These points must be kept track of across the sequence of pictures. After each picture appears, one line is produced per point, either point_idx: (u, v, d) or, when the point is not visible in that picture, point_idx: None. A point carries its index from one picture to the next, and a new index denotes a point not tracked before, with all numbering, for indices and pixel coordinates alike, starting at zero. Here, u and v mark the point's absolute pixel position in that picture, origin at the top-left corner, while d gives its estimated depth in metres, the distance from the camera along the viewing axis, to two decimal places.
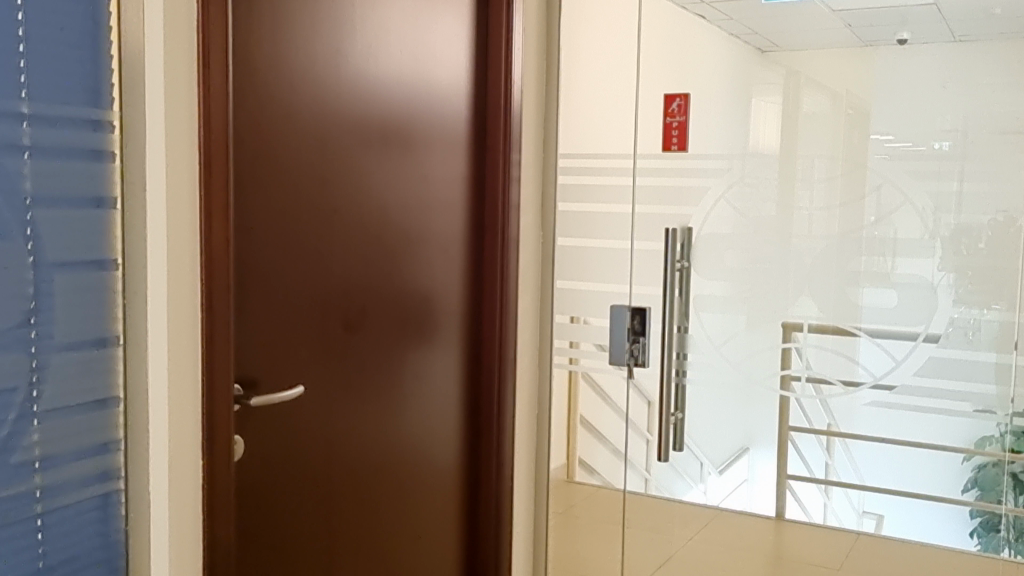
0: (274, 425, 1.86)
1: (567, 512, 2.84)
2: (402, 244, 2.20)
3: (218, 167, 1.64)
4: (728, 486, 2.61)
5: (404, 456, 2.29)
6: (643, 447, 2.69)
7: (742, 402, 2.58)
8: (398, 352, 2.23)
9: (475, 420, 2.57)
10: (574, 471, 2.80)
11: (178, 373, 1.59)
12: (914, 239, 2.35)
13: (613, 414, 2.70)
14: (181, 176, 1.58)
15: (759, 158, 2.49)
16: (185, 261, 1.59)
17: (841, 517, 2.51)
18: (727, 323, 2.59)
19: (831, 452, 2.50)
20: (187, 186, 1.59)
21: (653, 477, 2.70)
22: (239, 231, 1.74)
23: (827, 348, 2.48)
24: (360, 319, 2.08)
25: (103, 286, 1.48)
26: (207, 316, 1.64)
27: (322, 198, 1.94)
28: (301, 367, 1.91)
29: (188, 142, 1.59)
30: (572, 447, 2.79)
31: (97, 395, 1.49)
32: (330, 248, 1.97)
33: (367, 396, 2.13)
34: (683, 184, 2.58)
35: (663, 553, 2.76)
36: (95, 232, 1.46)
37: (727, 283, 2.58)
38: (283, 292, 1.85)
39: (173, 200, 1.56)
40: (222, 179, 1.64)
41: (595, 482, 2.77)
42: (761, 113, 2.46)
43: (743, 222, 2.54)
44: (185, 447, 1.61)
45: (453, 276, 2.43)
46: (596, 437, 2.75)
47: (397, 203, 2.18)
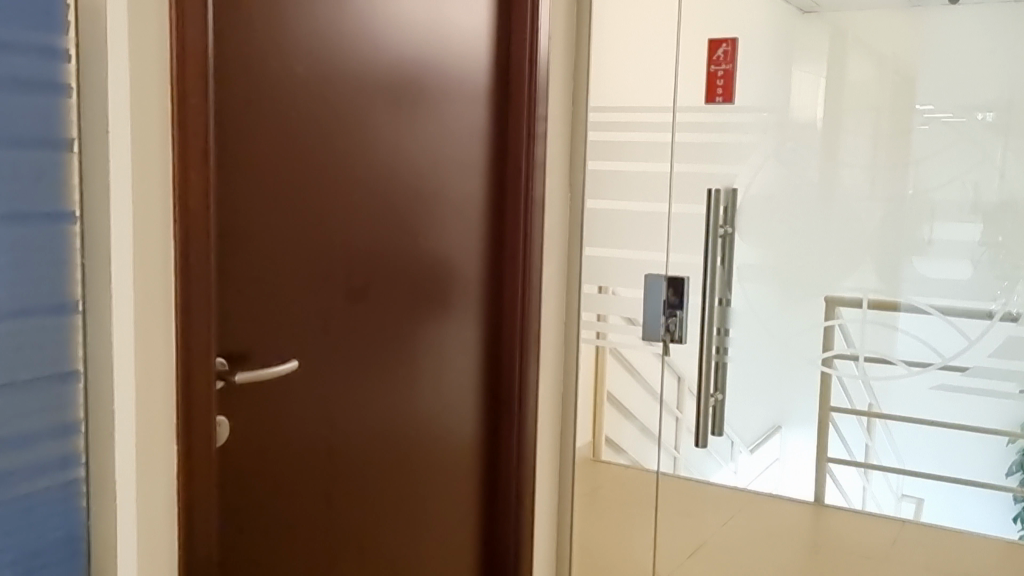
0: (266, 407, 1.65)
1: (592, 492, 2.54)
2: (411, 205, 1.98)
3: (196, 111, 1.42)
4: (758, 465, 2.62)
5: (415, 440, 2.08)
6: (673, 425, 2.57)
7: (779, 379, 2.54)
8: (407, 326, 2.01)
9: (494, 399, 2.35)
10: (599, 450, 2.52)
11: (148, 342, 1.39)
12: (954, 202, 2.36)
13: (644, 391, 2.50)
14: (151, 117, 1.36)
15: (802, 129, 2.48)
16: (154, 213, 1.38)
17: (879, 500, 2.62)
18: (761, 295, 2.50)
19: (871, 434, 2.59)
20: (158, 127, 1.37)
21: (682, 456, 2.62)
22: (221, 182, 1.51)
23: (877, 323, 2.47)
24: (364, 289, 1.86)
25: (59, 243, 1.25)
26: (184, 278, 1.43)
27: (319, 150, 1.71)
28: (296, 341, 1.69)
29: (157, 76, 1.37)
30: (598, 425, 2.53)
31: (53, 369, 1.27)
32: (329, 208, 1.74)
33: (370, 375, 1.91)
34: (716, 143, 2.42)
35: (698, 538, 2.62)
36: (48, 179, 1.23)
37: (767, 252, 2.49)
38: (274, 257, 1.63)
39: (140, 143, 1.35)
40: (200, 124, 1.43)
41: (623, 461, 2.56)
42: (801, 88, 2.50)
43: (786, 186, 2.47)
44: (156, 429, 1.42)
45: (471, 240, 2.21)
46: (624, 415, 2.52)
47: (408, 159, 1.95)
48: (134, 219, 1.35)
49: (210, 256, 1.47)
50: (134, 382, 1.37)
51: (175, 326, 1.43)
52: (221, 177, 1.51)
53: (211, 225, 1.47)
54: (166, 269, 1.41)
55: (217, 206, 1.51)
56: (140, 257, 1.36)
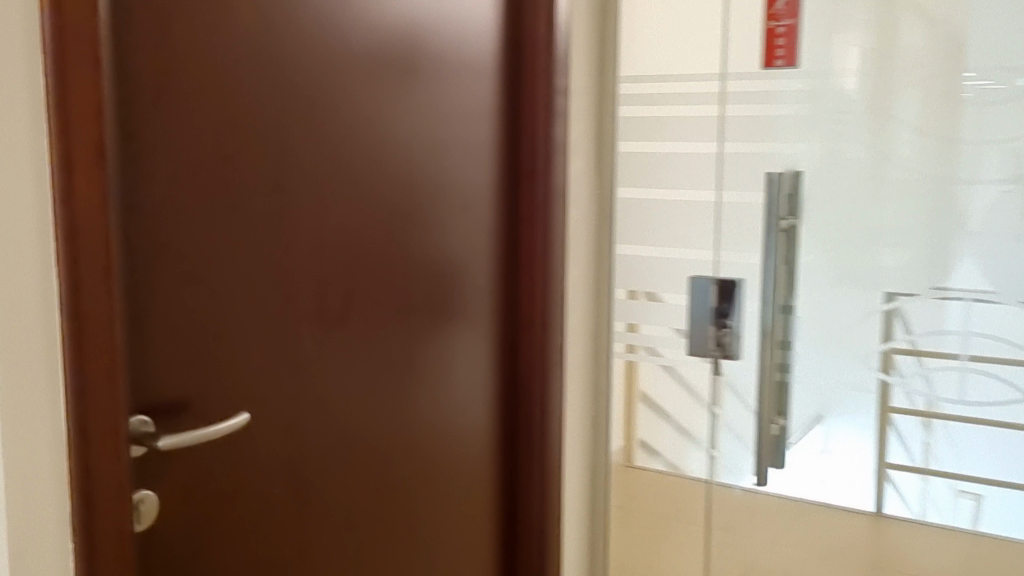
0: (211, 471, 1.26)
1: (628, 505, 2.17)
2: (400, 205, 1.59)
3: (84, 86, 1.00)
4: (804, 461, 2.07)
5: (416, 486, 1.70)
6: (708, 421, 2.09)
7: (836, 380, 2.02)
8: (399, 354, 1.62)
9: (511, 428, 1.97)
10: (633, 454, 2.14)
11: (24, 422, 0.99)
12: (996, 172, 1.82)
13: (683, 393, 2.08)
14: (19, 106, 0.96)
15: (832, 86, 1.94)
16: (25, 240, 0.98)
17: (941, 510, 1.99)
18: (810, 293, 2.02)
19: (931, 432, 1.95)
20: (26, 119, 0.97)
21: (720, 455, 2.10)
22: (128, 187, 1.10)
23: (936, 327, 1.90)
24: (339, 312, 1.47)
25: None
26: (73, 328, 1.02)
27: (272, 139, 1.31)
28: (247, 387, 1.31)
29: (23, 49, 0.96)
30: (631, 427, 2.13)
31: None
32: (288, 214, 1.35)
33: (355, 416, 1.52)
34: (763, 114, 1.97)
35: (743, 561, 2.15)
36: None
37: (808, 240, 2.00)
38: (212, 280, 1.24)
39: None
40: (91, 106, 1.01)
41: (659, 467, 2.13)
42: (839, 48, 1.92)
43: (827, 159, 1.96)
44: (41, 538, 1.01)
45: (479, 238, 1.82)
46: (659, 414, 2.10)
47: (394, 147, 1.55)
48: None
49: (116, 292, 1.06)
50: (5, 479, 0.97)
51: (66, 395, 1.02)
52: (128, 181, 1.10)
53: (115, 250, 1.05)
54: (49, 319, 1.01)
55: (123, 220, 1.10)
56: (6, 297, 0.96)
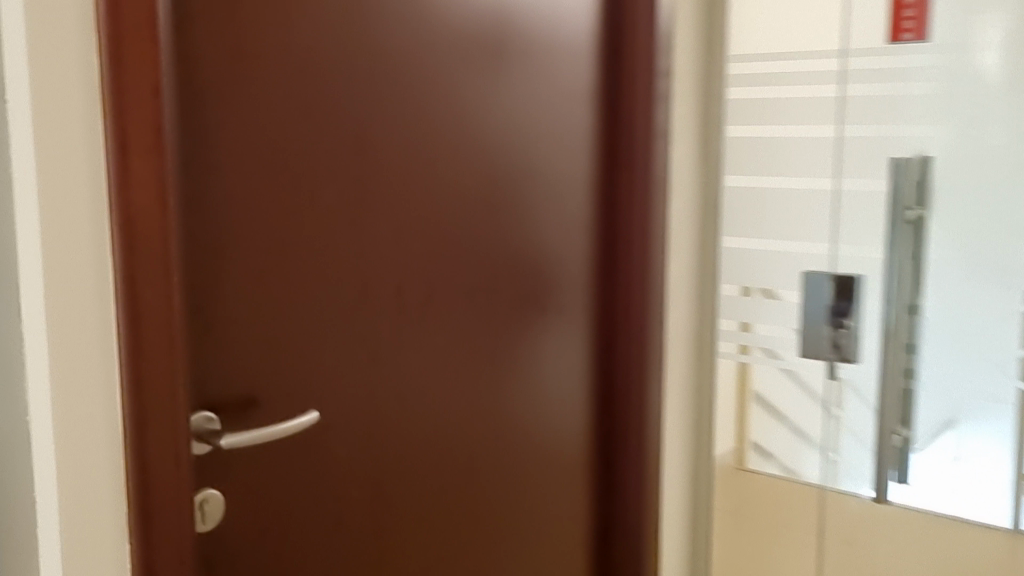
0: (280, 470, 1.20)
1: (737, 508, 2.03)
2: (486, 193, 1.49)
3: (140, 63, 0.95)
4: (938, 475, 1.88)
5: (501, 491, 1.61)
6: (829, 422, 1.94)
7: (987, 392, 1.81)
8: (484, 351, 1.54)
9: (604, 431, 1.86)
10: (745, 456, 2.00)
11: (78, 417, 0.94)
12: None
13: (799, 391, 1.94)
14: (72, 86, 0.91)
15: (975, 60, 1.74)
16: (79, 228, 0.93)
17: None
18: (948, 288, 1.81)
19: None
20: (79, 100, 0.92)
21: (841, 460, 1.95)
22: (190, 172, 1.05)
23: None
24: (419, 306, 1.39)
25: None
26: (130, 320, 0.97)
27: (347, 122, 1.24)
28: (318, 384, 1.24)
29: (77, 26, 0.91)
30: (744, 426, 1.99)
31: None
32: (364, 203, 1.28)
33: (437, 415, 1.45)
34: (890, 94, 1.79)
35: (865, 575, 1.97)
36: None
37: (942, 231, 1.81)
38: (281, 271, 1.18)
39: (47, 122, 0.89)
40: (148, 85, 0.96)
41: (773, 471, 1.99)
42: (977, 23, 1.73)
43: (964, 139, 1.77)
44: (96, 538, 0.97)
45: (574, 229, 1.72)
46: (773, 415, 1.97)
47: (481, 132, 1.47)
48: (38, 235, 0.90)
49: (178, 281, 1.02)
50: (58, 477, 0.93)
51: (123, 391, 0.98)
52: (191, 167, 1.05)
53: (173, 237, 1.00)
54: (105, 310, 0.96)
55: (185, 208, 1.05)
56: (59, 284, 0.92)
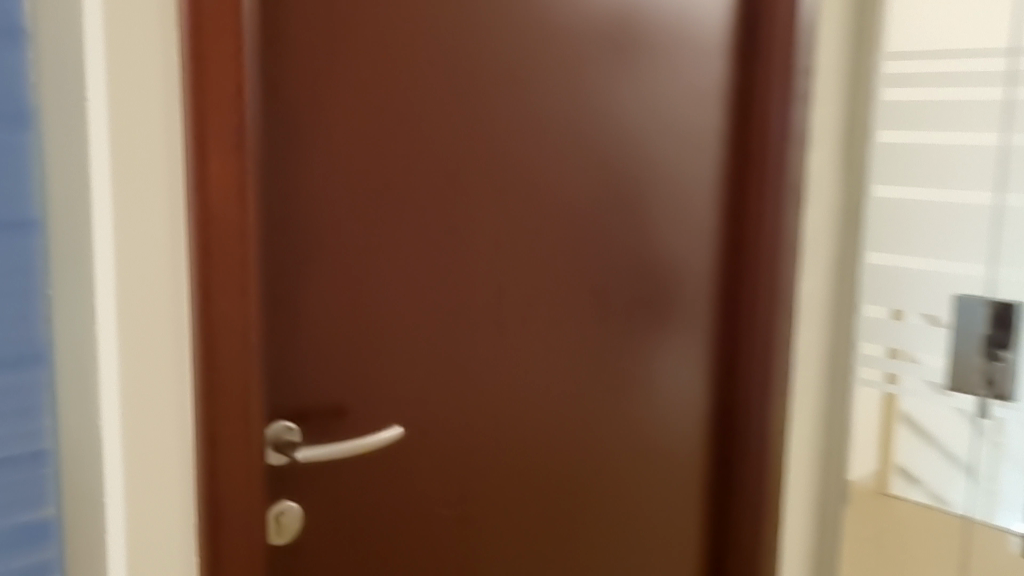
0: (360, 483, 1.16)
1: (875, 535, 1.87)
2: (600, 200, 1.39)
3: (224, 58, 0.91)
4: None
5: (604, 515, 1.51)
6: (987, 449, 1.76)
7: None
8: (593, 367, 1.44)
9: (720, 456, 1.73)
10: (887, 480, 1.84)
11: (148, 423, 0.92)
12: None
13: (954, 416, 1.77)
14: (152, 85, 0.88)
15: None
16: (154, 230, 0.90)
17: None
18: None
19: None
20: (158, 98, 0.89)
21: (999, 493, 1.75)
22: (272, 173, 1.02)
23: None
24: (519, 319, 1.31)
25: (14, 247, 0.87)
26: (205, 327, 0.94)
27: (446, 124, 1.17)
28: (404, 398, 1.19)
29: (159, 23, 0.88)
30: (887, 449, 1.83)
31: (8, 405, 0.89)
32: (461, 209, 1.21)
33: (534, 434, 1.37)
34: None
35: None
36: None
37: None
38: (368, 279, 1.13)
39: (124, 122, 0.87)
40: (232, 80, 0.92)
41: (919, 499, 1.82)
42: None
43: None
44: (164, 548, 0.95)
45: (698, 237, 1.59)
46: (925, 440, 1.81)
47: (596, 134, 1.37)
48: (111, 237, 0.88)
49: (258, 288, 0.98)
50: (125, 484, 0.91)
51: (195, 398, 0.95)
52: (274, 167, 1.02)
53: (254, 242, 0.96)
54: (179, 315, 0.93)
55: (266, 210, 1.01)
56: (132, 283, 0.89)
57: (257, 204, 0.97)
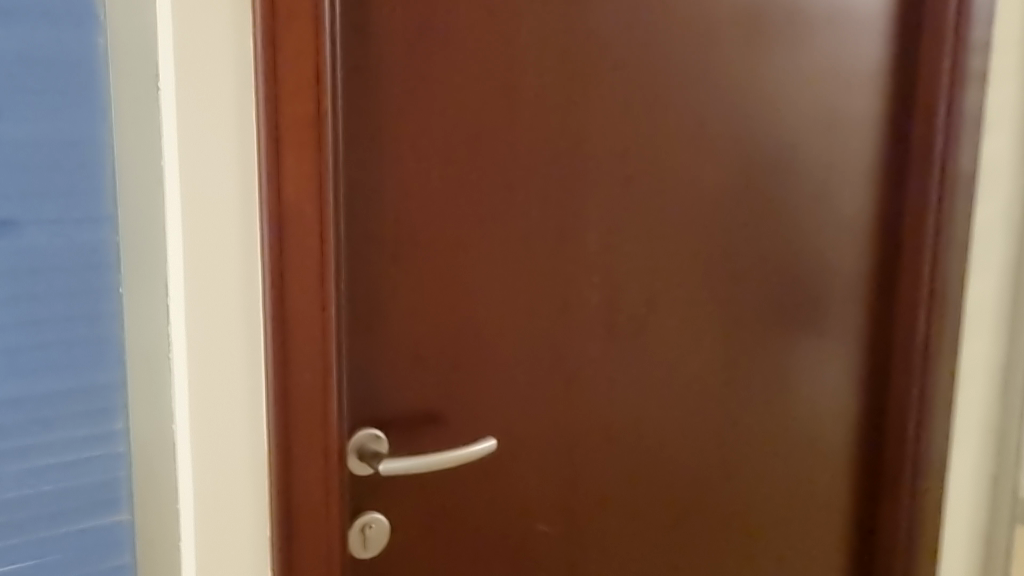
0: (453, 497, 1.08)
1: None
2: (729, 192, 1.25)
3: (301, 44, 0.84)
4: None
5: (729, 539, 1.38)
6: None
7: None
8: (717, 378, 1.30)
9: (872, 482, 1.54)
10: None
11: (218, 432, 0.87)
12: None
13: None
14: (223, 72, 0.83)
15: None
16: (227, 228, 0.85)
17: None
18: None
19: None
20: (230, 87, 0.83)
21: None
22: (355, 165, 0.94)
23: None
24: (632, 324, 1.19)
25: (83, 247, 0.87)
26: (279, 331, 0.88)
27: (550, 110, 1.06)
28: (500, 408, 1.10)
29: (231, 5, 0.82)
30: None
31: (79, 399, 0.90)
32: (566, 204, 1.10)
33: (648, 450, 1.25)
34: None
35: None
36: (69, 144, 0.86)
37: None
38: (461, 279, 1.04)
39: (192, 112, 0.82)
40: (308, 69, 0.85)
41: None
42: None
43: None
44: (236, 562, 0.90)
45: (849, 235, 1.41)
46: None
47: (726, 120, 1.22)
48: (180, 234, 0.83)
49: (338, 290, 0.91)
50: (195, 494, 0.87)
51: (270, 406, 0.89)
52: (358, 159, 0.94)
53: (333, 241, 0.89)
54: (254, 318, 0.88)
55: (347, 206, 0.94)
56: (204, 285, 0.84)
57: (337, 199, 0.90)
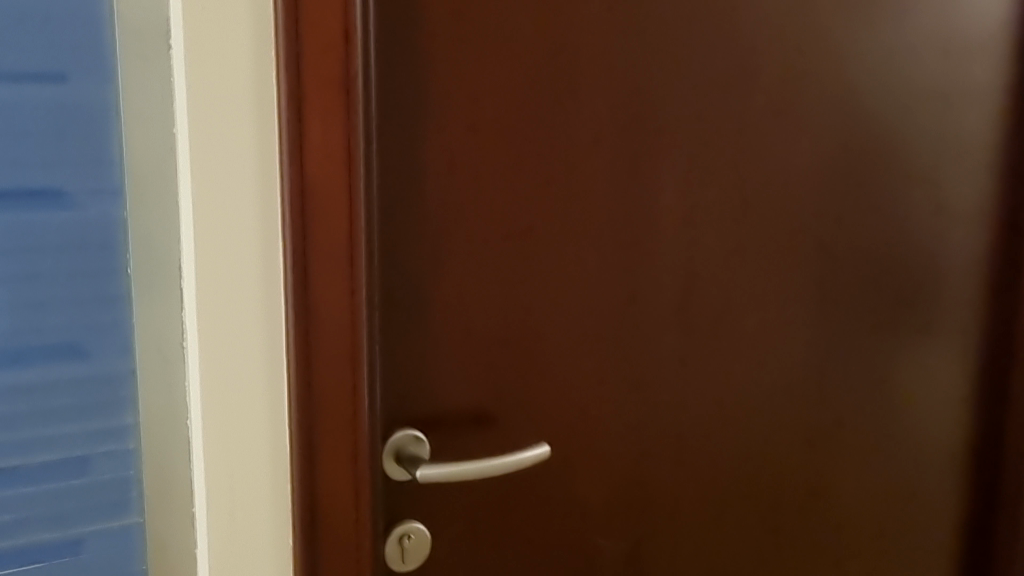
0: (502, 505, 0.98)
1: None
2: (823, 175, 1.11)
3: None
4: None
5: (816, 560, 1.24)
6: None
7: None
8: (805, 383, 1.16)
9: (986, 502, 1.36)
10: None
11: (233, 431, 0.78)
12: None
13: None
14: (238, 27, 0.73)
15: None
16: (241, 203, 0.76)
17: None
18: None
19: None
20: (246, 43, 0.74)
21: None
22: (391, 137, 0.84)
23: None
24: (708, 321, 1.07)
25: (83, 211, 0.86)
26: (301, 322, 0.78)
27: (616, 79, 0.94)
28: (555, 411, 0.99)
29: None
30: None
31: (77, 363, 0.88)
32: (633, 185, 0.98)
33: (725, 458, 1.12)
34: None
35: None
36: (67, 106, 0.84)
37: None
38: (512, 268, 0.93)
39: (203, 69, 0.72)
40: (332, 25, 0.76)
41: None
42: None
43: None
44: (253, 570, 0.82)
45: (967, 226, 1.23)
46: None
47: (822, 92, 1.08)
48: (190, 209, 0.74)
49: (370, 278, 0.81)
50: (208, 494, 0.79)
51: (291, 403, 0.80)
52: (395, 132, 0.84)
53: (364, 222, 0.80)
54: (274, 304, 0.78)
55: (383, 180, 0.84)
56: (217, 266, 0.75)
57: (370, 175, 0.80)
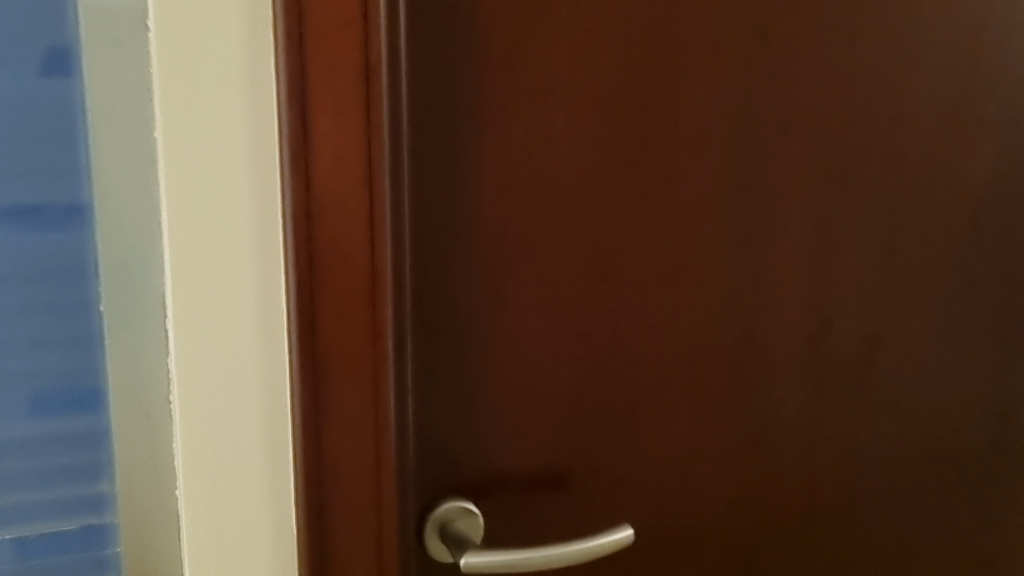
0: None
1: None
2: (984, 193, 0.89)
3: None
4: None
5: None
6: None
7: None
8: (951, 444, 0.95)
9: None
10: None
11: (223, 512, 0.63)
12: None
13: None
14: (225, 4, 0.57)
15: None
16: (230, 231, 0.59)
17: None
18: None
19: None
20: (237, 23, 0.57)
21: None
22: (433, 151, 0.66)
23: None
24: (837, 370, 0.87)
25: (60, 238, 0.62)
26: (308, 378, 0.62)
27: (729, 76, 0.75)
28: (640, 478, 0.81)
29: None
30: None
31: (58, 444, 0.64)
32: (746, 208, 0.79)
33: (849, 531, 0.93)
34: None
35: None
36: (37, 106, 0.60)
37: None
38: (588, 308, 0.75)
39: (180, 59, 0.56)
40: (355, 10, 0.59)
41: None
42: None
43: None
44: None
45: None
46: None
47: (989, 92, 0.86)
48: (164, 236, 0.59)
49: (399, 322, 0.65)
50: None
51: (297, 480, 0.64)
52: (439, 144, 0.66)
53: (390, 253, 0.63)
54: (275, 356, 0.62)
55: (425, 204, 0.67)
56: (202, 308, 0.60)
57: (400, 197, 0.64)
